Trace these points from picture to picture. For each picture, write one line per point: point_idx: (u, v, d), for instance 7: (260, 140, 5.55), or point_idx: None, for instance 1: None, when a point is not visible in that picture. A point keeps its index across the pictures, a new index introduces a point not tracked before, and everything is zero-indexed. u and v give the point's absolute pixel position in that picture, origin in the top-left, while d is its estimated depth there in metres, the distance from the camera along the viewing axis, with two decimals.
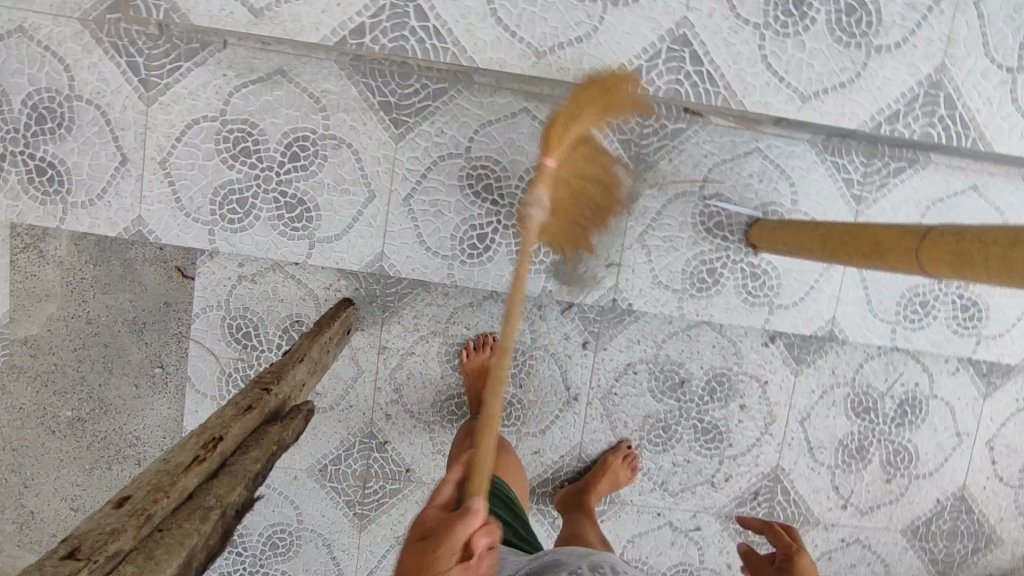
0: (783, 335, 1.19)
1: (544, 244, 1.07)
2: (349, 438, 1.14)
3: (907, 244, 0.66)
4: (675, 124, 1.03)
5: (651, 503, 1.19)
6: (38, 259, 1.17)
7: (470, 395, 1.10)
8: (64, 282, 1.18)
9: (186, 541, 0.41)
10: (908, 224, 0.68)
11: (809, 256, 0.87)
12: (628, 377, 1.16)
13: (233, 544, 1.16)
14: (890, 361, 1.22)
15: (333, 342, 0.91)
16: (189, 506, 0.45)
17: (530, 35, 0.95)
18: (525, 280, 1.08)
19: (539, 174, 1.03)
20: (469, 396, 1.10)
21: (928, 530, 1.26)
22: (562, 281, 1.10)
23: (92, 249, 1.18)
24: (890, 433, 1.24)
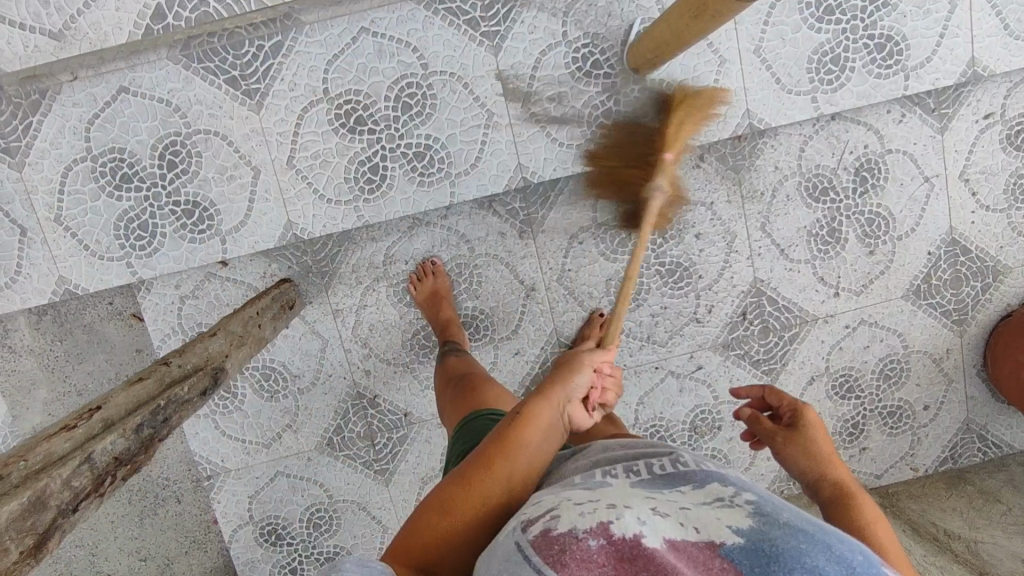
0: (712, 150, 1.15)
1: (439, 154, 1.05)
2: (341, 404, 1.18)
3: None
4: None
5: (645, 360, 1.21)
6: (12, 353, 1.21)
7: (431, 322, 1.10)
8: (43, 366, 1.21)
9: (38, 485, 0.41)
10: None
11: (676, 49, 0.86)
12: (576, 249, 1.15)
13: (281, 536, 1.22)
14: (831, 134, 1.17)
15: (264, 311, 0.94)
16: (56, 462, 0.45)
17: None
18: (429, 198, 1.06)
19: (402, 86, 1.02)
20: (431, 324, 1.11)
21: (930, 286, 1.23)
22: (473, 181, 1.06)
23: (52, 328, 1.21)
24: (858, 205, 1.20)
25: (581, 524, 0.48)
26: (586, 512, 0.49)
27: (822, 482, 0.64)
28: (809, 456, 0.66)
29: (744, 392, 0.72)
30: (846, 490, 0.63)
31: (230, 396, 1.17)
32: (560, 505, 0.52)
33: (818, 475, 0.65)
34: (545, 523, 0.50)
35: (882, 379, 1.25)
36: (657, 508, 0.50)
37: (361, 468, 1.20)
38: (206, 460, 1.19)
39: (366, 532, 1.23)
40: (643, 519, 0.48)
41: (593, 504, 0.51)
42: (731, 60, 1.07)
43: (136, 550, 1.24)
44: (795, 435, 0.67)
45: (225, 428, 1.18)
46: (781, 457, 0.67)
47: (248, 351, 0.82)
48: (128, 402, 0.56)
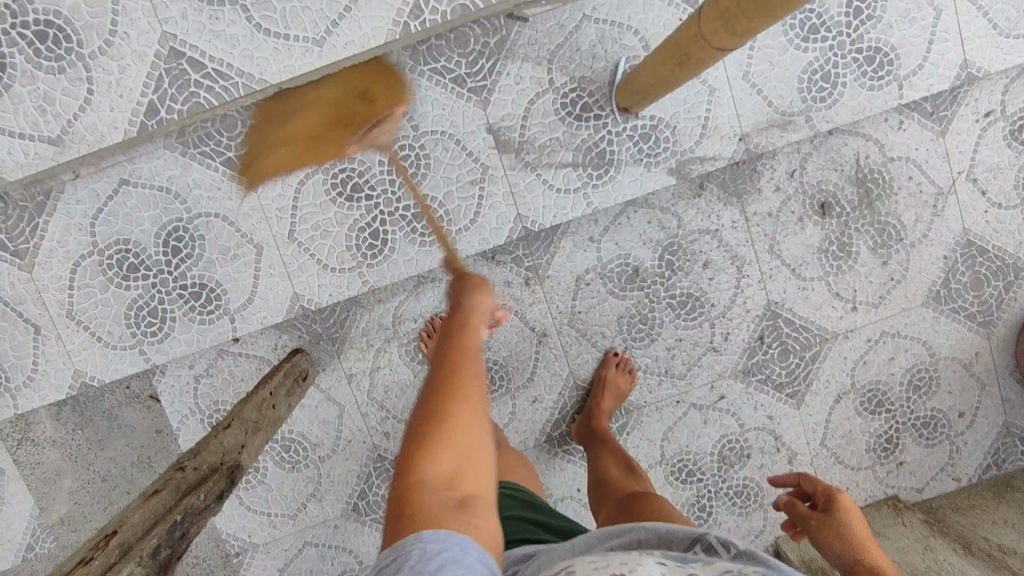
0: (711, 177, 1.14)
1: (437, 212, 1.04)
2: (364, 468, 1.17)
3: (692, 39, 0.71)
4: (495, 35, 1.02)
5: (665, 394, 1.18)
6: (34, 447, 1.18)
7: None
8: (66, 456, 1.19)
9: None
10: (679, 25, 0.73)
11: (664, 91, 0.89)
12: (584, 290, 1.14)
13: None
14: (830, 149, 1.16)
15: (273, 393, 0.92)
16: None
17: (302, 29, 0.92)
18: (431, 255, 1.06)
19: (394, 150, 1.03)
20: None
21: (950, 291, 1.20)
22: (474, 235, 1.06)
23: (73, 417, 1.18)
24: (865, 216, 1.18)
25: (596, 574, 0.55)
26: (599, 566, 0.56)
27: (858, 562, 0.61)
28: (845, 539, 0.63)
29: (780, 481, 0.71)
30: (886, 572, 0.60)
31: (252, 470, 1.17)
32: (574, 564, 0.59)
33: (853, 556, 0.62)
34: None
35: (912, 390, 1.22)
36: (669, 570, 0.56)
37: None
38: (233, 537, 1.19)
39: None
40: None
41: (606, 561, 0.57)
42: (721, 87, 1.05)
43: None
44: (826, 518, 0.65)
45: (249, 503, 1.18)
46: (814, 539, 0.65)
47: (264, 437, 0.81)
48: (144, 521, 0.56)
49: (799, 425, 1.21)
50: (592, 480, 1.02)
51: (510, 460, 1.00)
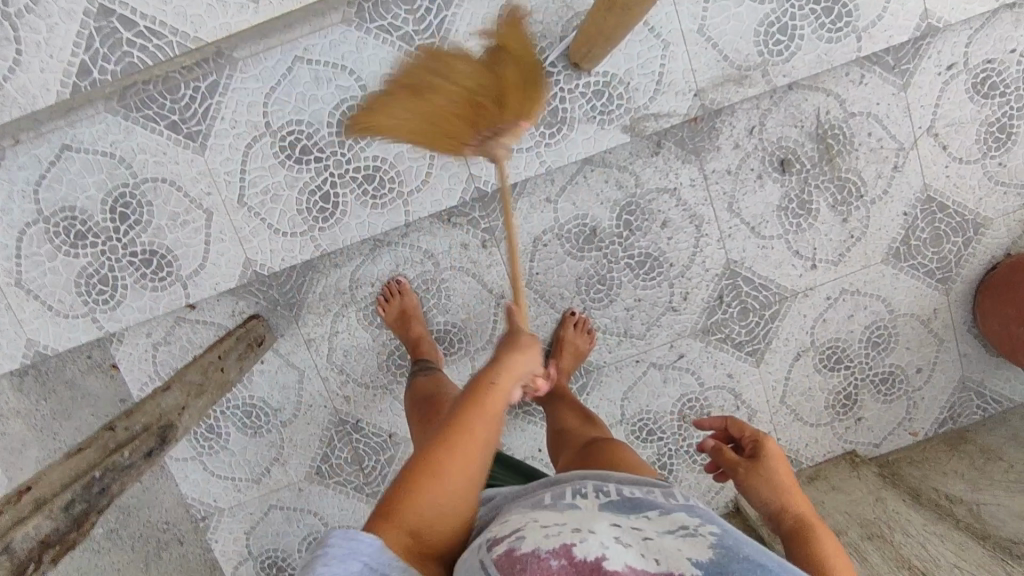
0: (669, 135, 1.13)
1: (387, 172, 1.03)
2: (326, 432, 1.18)
3: None
4: None
5: (625, 354, 1.19)
6: None
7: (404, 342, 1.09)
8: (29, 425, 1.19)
9: None
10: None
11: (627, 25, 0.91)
12: (542, 251, 1.15)
13: (283, 568, 1.23)
14: (789, 105, 1.14)
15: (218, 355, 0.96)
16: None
17: None
18: (383, 216, 1.05)
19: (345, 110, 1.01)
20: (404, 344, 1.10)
21: (910, 247, 1.20)
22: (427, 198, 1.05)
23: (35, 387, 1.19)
24: (824, 173, 1.17)
25: (547, 546, 0.52)
26: (550, 535, 0.54)
27: (780, 510, 0.66)
28: (770, 488, 0.67)
29: (706, 425, 0.74)
30: (799, 515, 0.65)
31: (215, 436, 1.18)
32: (527, 529, 0.57)
33: (776, 505, 0.66)
34: (508, 544, 0.54)
35: (871, 347, 1.23)
36: (620, 536, 0.55)
37: (353, 493, 1.20)
38: (200, 501, 1.21)
39: None
40: (605, 545, 0.53)
41: (557, 528, 0.55)
42: (674, 42, 1.04)
43: None
44: (754, 470, 0.68)
45: (213, 468, 1.19)
46: (740, 486, 0.68)
47: (207, 398, 0.87)
48: (63, 477, 0.59)
49: (758, 382, 1.22)
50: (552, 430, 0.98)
51: None
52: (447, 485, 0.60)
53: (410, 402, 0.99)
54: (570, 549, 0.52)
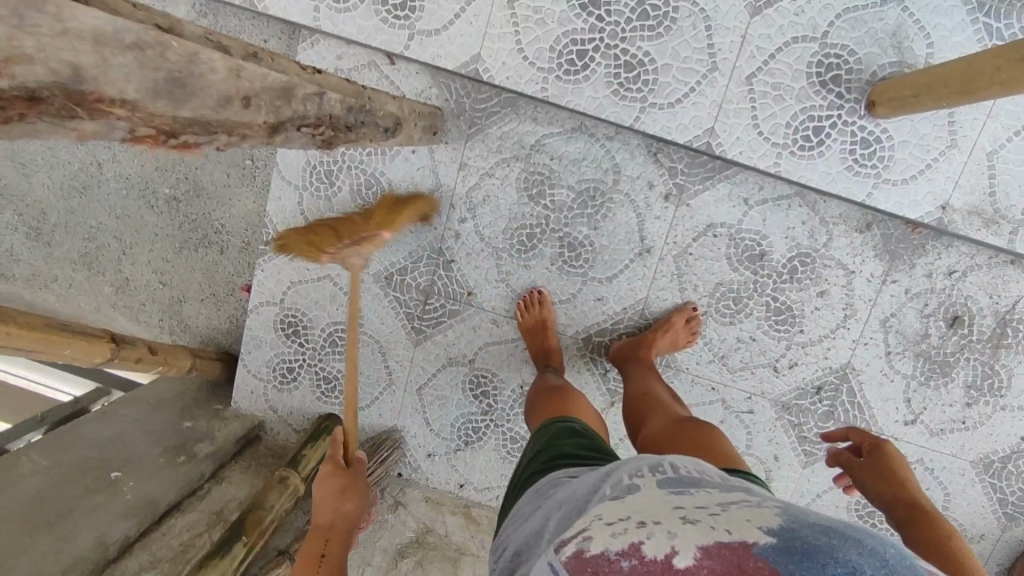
0: (882, 224, 1.10)
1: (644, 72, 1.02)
2: (418, 250, 1.18)
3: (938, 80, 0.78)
4: None
5: (706, 374, 1.18)
6: None
7: (532, 349, 1.13)
8: None
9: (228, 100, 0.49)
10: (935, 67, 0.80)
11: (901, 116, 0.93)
12: (707, 239, 1.12)
13: (298, 333, 1.23)
14: (999, 275, 1.10)
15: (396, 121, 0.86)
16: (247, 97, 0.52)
17: None
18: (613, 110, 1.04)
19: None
20: (532, 351, 1.14)
21: (1003, 468, 1.17)
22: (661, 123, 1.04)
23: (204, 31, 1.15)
24: (984, 353, 1.13)
25: (615, 545, 0.46)
26: (618, 532, 0.47)
27: (896, 506, 0.79)
28: (884, 478, 0.83)
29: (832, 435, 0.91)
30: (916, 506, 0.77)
31: (328, 184, 1.17)
32: (593, 525, 0.50)
33: (893, 502, 0.80)
34: (578, 544, 0.48)
35: None
36: (685, 518, 0.47)
37: (402, 317, 1.20)
38: (274, 228, 1.20)
39: (371, 374, 1.23)
40: (674, 531, 0.45)
41: (624, 523, 0.48)
42: (960, 148, 1.00)
43: (161, 269, 1.37)
44: (863, 466, 0.87)
45: (306, 210, 1.19)
46: (862, 487, 0.85)
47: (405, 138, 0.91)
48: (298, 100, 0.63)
49: (791, 480, 1.21)
50: (638, 394, 1.03)
51: (581, 401, 0.98)
52: (337, 534, 0.90)
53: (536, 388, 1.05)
54: (637, 546, 0.45)
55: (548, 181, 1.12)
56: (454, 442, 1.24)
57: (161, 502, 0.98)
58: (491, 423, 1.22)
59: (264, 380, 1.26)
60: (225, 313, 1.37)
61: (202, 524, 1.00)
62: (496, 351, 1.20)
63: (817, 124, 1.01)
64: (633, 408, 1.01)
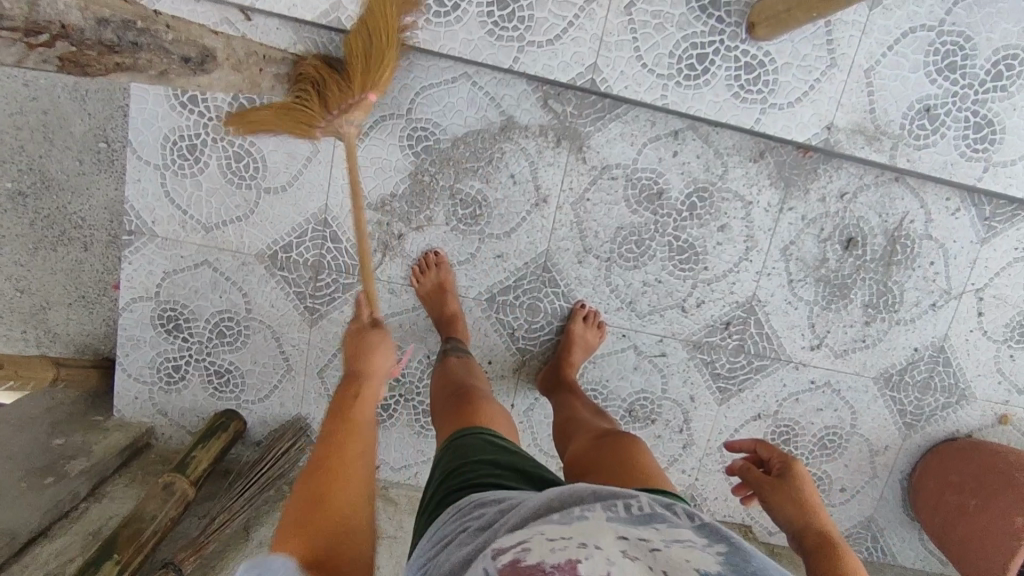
0: (773, 152, 1.09)
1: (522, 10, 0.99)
2: (300, 224, 1.09)
3: None
4: None
5: (617, 324, 1.15)
6: None
7: (435, 320, 1.09)
8: None
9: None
10: None
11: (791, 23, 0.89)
12: (603, 183, 1.09)
13: (179, 328, 1.12)
14: (885, 194, 1.11)
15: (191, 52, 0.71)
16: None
17: None
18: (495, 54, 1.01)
19: None
20: (436, 321, 1.09)
21: (902, 381, 1.21)
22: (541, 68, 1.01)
23: None
24: (876, 272, 1.15)
25: (551, 558, 0.47)
26: (557, 547, 0.48)
27: (804, 531, 0.67)
28: (789, 499, 0.70)
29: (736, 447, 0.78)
30: (828, 539, 0.65)
31: (191, 159, 1.05)
32: (533, 538, 0.51)
33: (800, 525, 0.68)
34: (514, 553, 0.49)
35: (818, 446, 1.24)
36: (627, 550, 0.49)
37: (292, 297, 1.12)
38: (136, 214, 1.07)
39: (267, 364, 1.14)
40: (613, 561, 0.47)
41: (565, 541, 0.49)
42: (840, 66, 1.01)
43: (15, 275, 1.21)
44: (767, 481, 0.73)
45: (171, 190, 1.06)
46: (766, 504, 0.72)
47: (238, 78, 0.82)
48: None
49: (709, 418, 1.21)
50: (560, 417, 1.01)
51: (487, 407, 0.90)
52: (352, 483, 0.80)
53: (440, 379, 0.99)
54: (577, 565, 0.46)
55: (434, 136, 1.06)
56: None
57: (22, 534, 0.85)
58: (402, 399, 1.16)
59: (147, 383, 1.15)
60: (98, 315, 1.23)
61: (76, 548, 0.89)
62: (399, 323, 1.13)
63: (699, 52, 1.01)
64: (561, 429, 0.98)
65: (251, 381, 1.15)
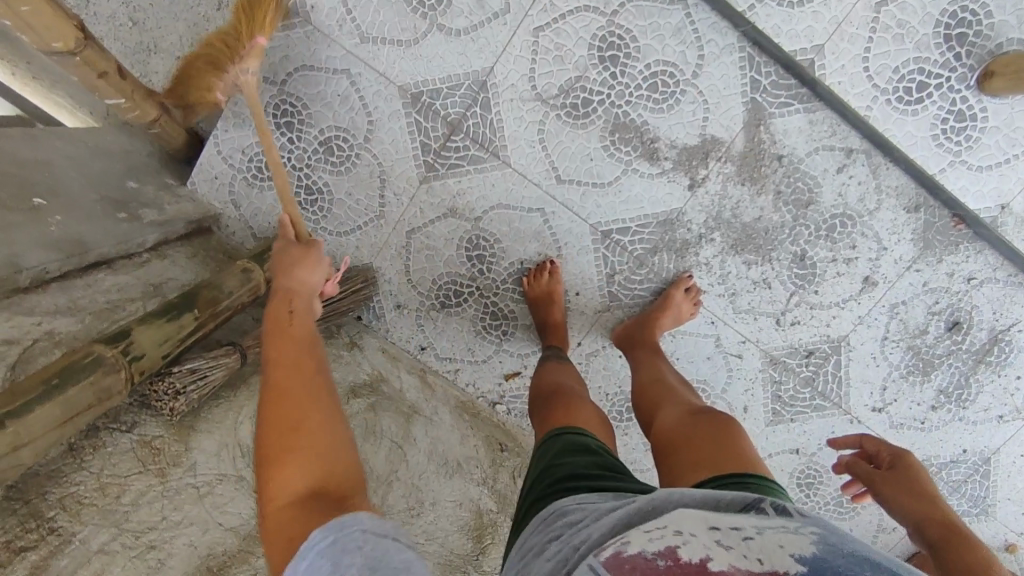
0: (927, 209, 1.06)
1: None
2: (459, 78, 1.02)
3: None
4: None
5: (711, 308, 1.13)
6: None
7: (535, 314, 1.07)
8: None
9: None
10: None
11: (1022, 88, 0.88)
12: (765, 168, 1.05)
13: (291, 127, 1.06)
14: (1010, 293, 1.10)
15: None
16: None
17: None
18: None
19: None
20: (534, 315, 1.07)
21: (936, 473, 1.21)
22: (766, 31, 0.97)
23: None
24: (964, 362, 1.14)
25: (652, 547, 0.45)
26: (656, 537, 0.46)
27: (923, 520, 0.67)
28: (908, 488, 0.72)
29: (842, 444, 0.81)
30: (957, 539, 0.64)
31: None
32: (631, 532, 0.48)
33: (918, 515, 0.68)
34: (616, 547, 0.47)
35: (833, 501, 1.24)
36: (721, 538, 0.44)
37: (415, 146, 1.05)
38: None
39: (360, 202, 1.08)
40: (712, 545, 0.43)
41: (662, 529, 0.46)
42: None
43: (134, 6, 1.12)
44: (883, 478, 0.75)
45: None
46: (881, 498, 0.74)
47: None
48: None
49: (748, 433, 1.20)
50: (646, 380, 0.99)
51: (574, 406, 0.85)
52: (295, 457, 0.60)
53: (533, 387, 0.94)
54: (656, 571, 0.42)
55: (625, 50, 1.00)
56: (430, 300, 1.12)
57: (93, 252, 0.79)
58: (476, 292, 1.11)
59: (234, 168, 1.07)
60: None
61: (136, 291, 0.82)
62: (506, 217, 1.07)
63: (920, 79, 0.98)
64: (642, 395, 0.96)
65: (337, 211, 1.08)
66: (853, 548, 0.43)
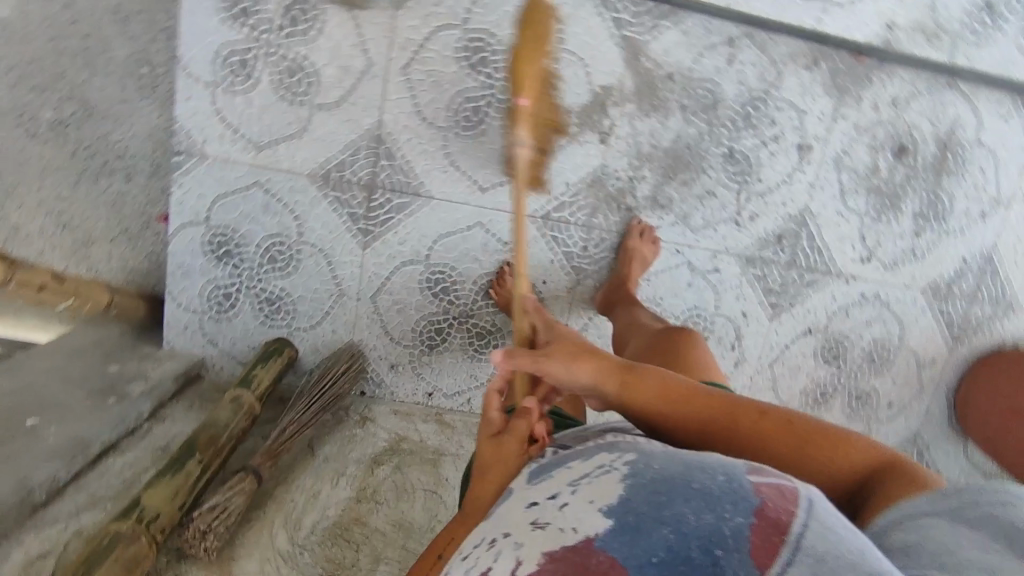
0: (828, 58, 1.08)
1: None
2: (355, 141, 1.05)
3: None
4: None
5: (671, 240, 1.15)
6: None
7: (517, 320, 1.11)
8: None
9: None
10: None
11: None
12: (662, 92, 1.08)
13: (230, 254, 1.09)
14: (939, 100, 1.12)
15: None
16: None
17: None
18: None
19: None
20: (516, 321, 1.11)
21: (948, 292, 1.23)
22: None
23: None
24: (927, 181, 1.16)
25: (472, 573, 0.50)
26: (477, 557, 0.51)
27: (596, 386, 0.70)
28: (571, 359, 0.71)
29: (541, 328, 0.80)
30: (728, 416, 0.68)
31: (243, 74, 1.00)
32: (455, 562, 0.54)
33: (593, 383, 0.70)
34: None
35: (866, 360, 1.25)
36: (535, 523, 0.51)
37: (343, 219, 1.08)
38: (184, 134, 1.02)
39: (319, 292, 1.12)
40: (522, 541, 0.50)
41: (483, 543, 0.53)
42: None
43: (56, 212, 1.14)
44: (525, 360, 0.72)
45: (220, 108, 1.01)
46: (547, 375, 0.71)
47: None
48: None
49: (761, 335, 1.22)
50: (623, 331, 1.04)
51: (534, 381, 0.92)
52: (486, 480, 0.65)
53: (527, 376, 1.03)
54: (487, 573, 0.49)
55: (490, 47, 1.03)
56: (419, 346, 1.15)
57: (96, 443, 0.86)
58: (456, 320, 1.14)
59: (196, 312, 1.12)
60: (138, 249, 1.17)
61: (147, 460, 0.89)
62: (453, 243, 1.11)
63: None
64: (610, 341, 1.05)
65: (303, 308, 1.12)
66: (652, 476, 0.51)
